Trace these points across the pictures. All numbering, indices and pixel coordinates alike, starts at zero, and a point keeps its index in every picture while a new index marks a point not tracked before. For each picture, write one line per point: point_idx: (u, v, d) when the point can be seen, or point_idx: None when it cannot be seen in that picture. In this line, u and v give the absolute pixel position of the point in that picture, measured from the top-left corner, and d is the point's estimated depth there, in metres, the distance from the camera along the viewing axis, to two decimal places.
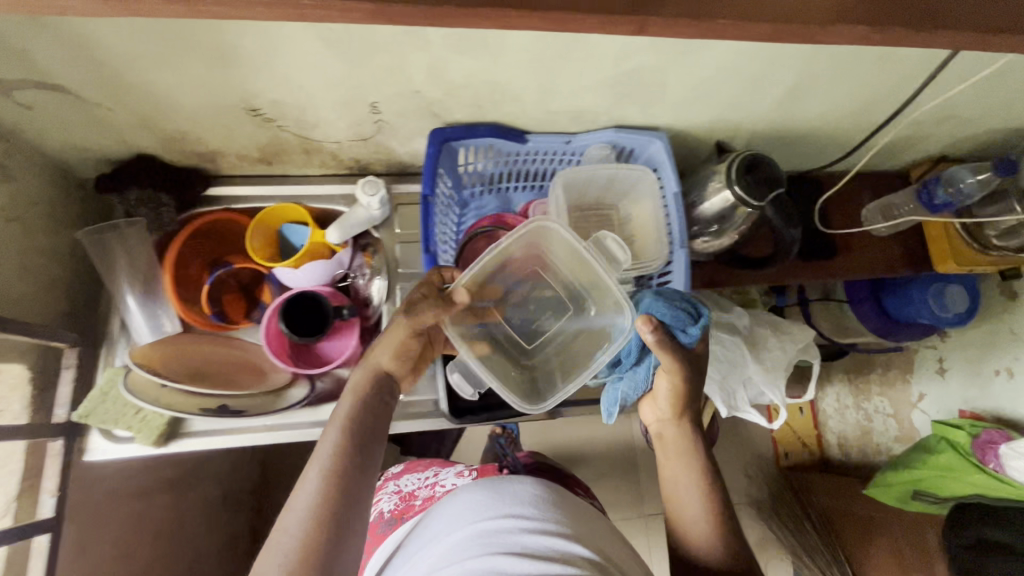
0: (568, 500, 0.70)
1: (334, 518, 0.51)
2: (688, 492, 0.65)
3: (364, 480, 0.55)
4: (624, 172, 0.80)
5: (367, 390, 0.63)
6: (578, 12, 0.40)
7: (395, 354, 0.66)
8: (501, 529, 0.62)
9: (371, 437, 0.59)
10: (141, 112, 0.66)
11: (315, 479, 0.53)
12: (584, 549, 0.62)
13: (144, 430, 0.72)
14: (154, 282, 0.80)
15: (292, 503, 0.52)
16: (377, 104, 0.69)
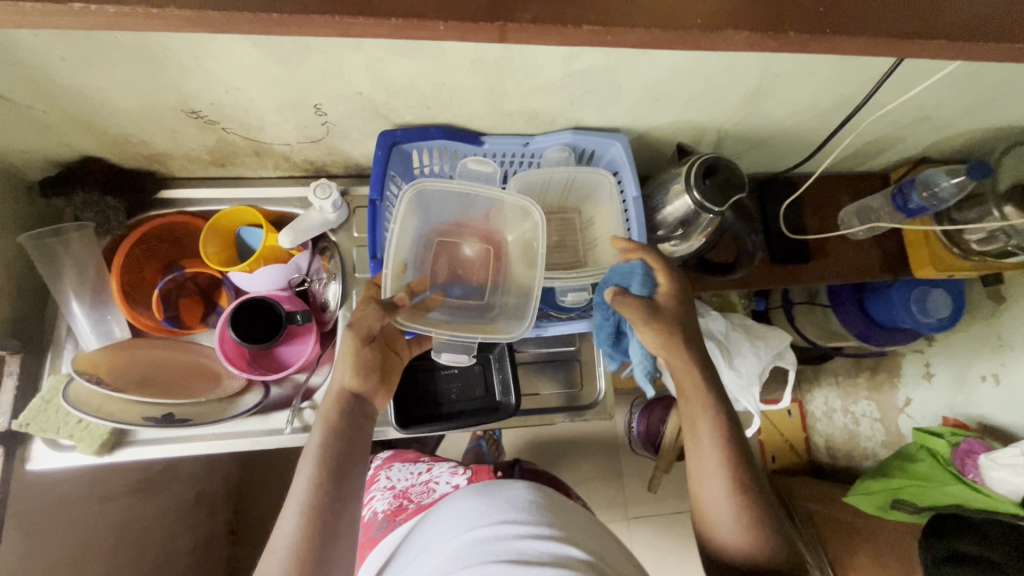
0: (561, 506, 0.72)
1: (310, 560, 0.52)
2: (713, 480, 0.61)
3: (340, 515, 0.56)
4: (582, 174, 0.79)
5: (336, 414, 0.62)
6: (480, 19, 0.36)
7: (355, 371, 0.64)
8: (502, 532, 0.64)
9: (344, 468, 0.58)
10: (76, 114, 0.65)
11: (290, 521, 0.54)
12: (578, 551, 0.63)
13: (86, 439, 0.71)
14: (102, 288, 0.79)
15: (273, 546, 0.54)
16: (321, 106, 0.67)
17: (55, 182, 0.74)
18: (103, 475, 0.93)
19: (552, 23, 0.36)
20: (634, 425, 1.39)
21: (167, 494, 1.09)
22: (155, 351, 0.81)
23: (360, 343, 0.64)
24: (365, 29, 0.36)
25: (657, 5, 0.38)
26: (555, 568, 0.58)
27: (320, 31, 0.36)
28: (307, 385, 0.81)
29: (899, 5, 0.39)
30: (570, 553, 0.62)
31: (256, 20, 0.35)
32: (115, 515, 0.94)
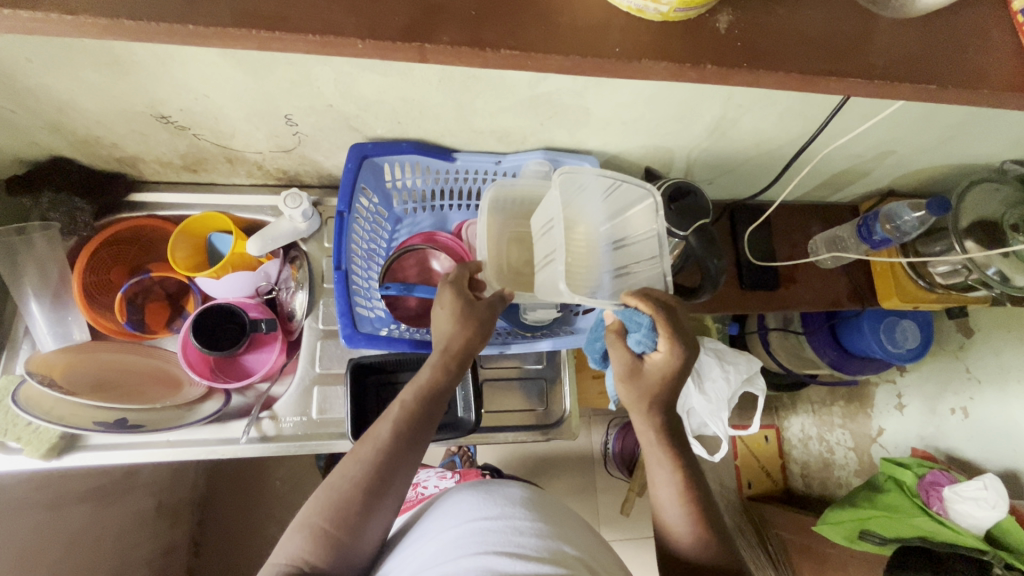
0: (551, 505, 0.71)
1: (386, 483, 0.56)
2: (667, 502, 0.59)
3: (420, 454, 0.59)
4: (629, 184, 0.68)
5: (455, 362, 0.63)
6: (421, 39, 0.36)
7: (482, 333, 0.64)
8: (498, 525, 0.63)
9: (434, 415, 0.61)
10: (43, 115, 0.65)
11: (379, 441, 0.57)
12: (572, 546, 0.62)
13: (34, 443, 0.69)
14: (64, 290, 0.79)
15: (357, 455, 0.57)
16: (292, 116, 0.68)
17: (23, 181, 0.74)
18: (57, 481, 0.91)
19: (469, 47, 0.37)
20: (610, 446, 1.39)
21: (126, 502, 1.07)
22: (115, 354, 0.80)
23: (492, 308, 0.65)
24: (283, 43, 0.35)
25: (602, 34, 0.39)
26: (553, 560, 0.58)
27: (241, 45, 0.36)
28: (268, 395, 0.81)
29: (826, 44, 0.40)
30: (567, 549, 0.61)
31: (171, 31, 0.35)
32: (67, 522, 0.92)
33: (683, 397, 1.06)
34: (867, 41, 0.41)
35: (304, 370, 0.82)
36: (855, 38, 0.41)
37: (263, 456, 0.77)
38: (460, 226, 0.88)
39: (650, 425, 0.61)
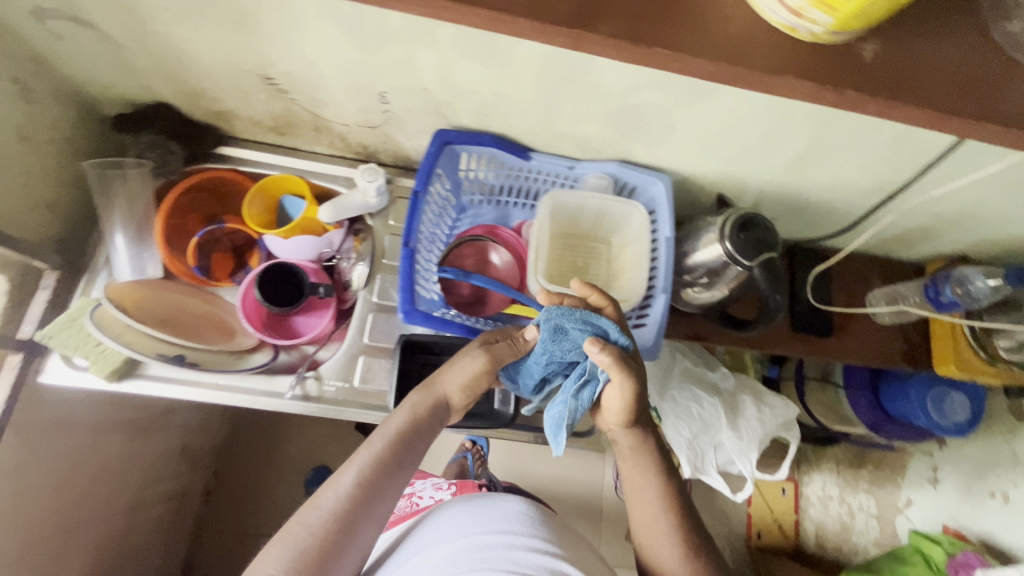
0: (553, 523, 0.72)
1: (346, 530, 0.58)
2: (657, 520, 0.68)
3: (385, 501, 0.62)
4: (619, 201, 0.78)
5: (424, 409, 0.69)
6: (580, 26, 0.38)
7: (465, 389, 0.69)
8: (492, 542, 0.65)
9: (404, 463, 0.65)
10: (161, 60, 0.69)
11: (344, 487, 0.60)
12: (569, 565, 0.65)
13: (99, 363, 0.72)
14: (148, 228, 0.82)
15: (319, 502, 0.60)
16: (386, 94, 0.71)
17: (129, 119, 0.80)
18: (102, 408, 0.95)
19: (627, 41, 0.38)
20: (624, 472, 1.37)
21: (158, 439, 1.13)
22: (178, 295, 0.84)
23: (484, 363, 0.68)
24: (430, 16, 0.37)
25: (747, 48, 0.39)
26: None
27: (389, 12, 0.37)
28: (314, 358, 0.84)
29: (954, 87, 0.40)
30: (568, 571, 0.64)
31: None
32: (103, 448, 0.97)
33: (713, 431, 1.04)
34: (995, 91, 0.40)
35: (352, 339, 0.83)
36: (982, 87, 0.40)
37: (303, 414, 0.79)
38: (522, 224, 0.89)
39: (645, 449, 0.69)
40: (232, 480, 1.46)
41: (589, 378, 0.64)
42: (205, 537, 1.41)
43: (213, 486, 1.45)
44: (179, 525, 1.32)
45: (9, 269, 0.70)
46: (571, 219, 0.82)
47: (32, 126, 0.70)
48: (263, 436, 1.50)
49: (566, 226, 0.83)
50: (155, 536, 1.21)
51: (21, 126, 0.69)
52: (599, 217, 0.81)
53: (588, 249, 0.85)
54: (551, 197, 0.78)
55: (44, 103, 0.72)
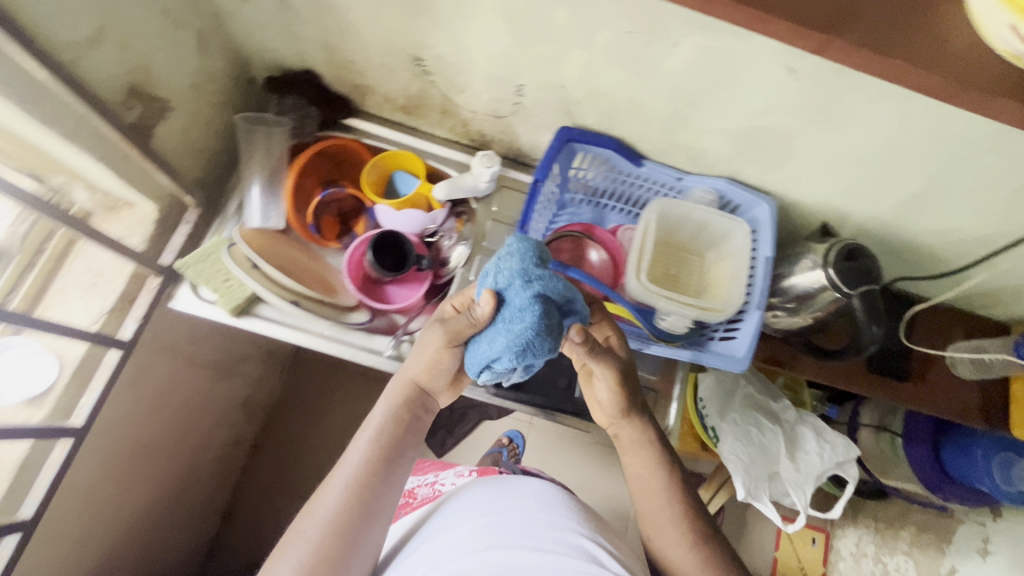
0: (577, 503, 0.76)
1: (342, 534, 0.61)
2: (665, 513, 0.73)
3: (381, 499, 0.64)
4: (725, 216, 0.81)
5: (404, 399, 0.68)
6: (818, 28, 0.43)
7: (430, 370, 0.66)
8: (512, 522, 0.68)
9: (390, 457, 0.65)
10: (326, 32, 0.76)
11: (337, 490, 0.62)
12: (591, 539, 0.68)
13: (226, 296, 0.78)
14: (278, 181, 0.88)
15: (315, 507, 0.62)
16: (523, 87, 0.76)
17: (277, 82, 0.87)
18: (198, 342, 1.03)
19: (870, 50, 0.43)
20: None
21: (229, 384, 1.22)
22: (290, 246, 0.88)
23: (442, 340, 0.64)
24: None
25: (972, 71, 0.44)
26: (567, 557, 0.65)
27: None
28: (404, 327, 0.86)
29: None
30: (594, 549, 0.67)
31: None
32: (192, 379, 1.04)
33: (769, 459, 1.05)
34: None
35: None
36: None
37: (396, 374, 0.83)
38: (617, 227, 0.93)
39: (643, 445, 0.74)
40: (278, 436, 1.52)
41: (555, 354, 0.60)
42: (247, 486, 1.47)
43: (261, 439, 1.51)
44: (228, 469, 1.39)
45: (162, 200, 0.77)
46: (674, 228, 0.85)
47: (202, 75, 0.78)
48: (313, 400, 1.55)
49: (668, 233, 0.86)
50: (209, 475, 1.28)
51: (195, 74, 0.76)
52: (701, 229, 0.85)
53: (685, 259, 0.88)
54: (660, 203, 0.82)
55: (214, 57, 0.79)
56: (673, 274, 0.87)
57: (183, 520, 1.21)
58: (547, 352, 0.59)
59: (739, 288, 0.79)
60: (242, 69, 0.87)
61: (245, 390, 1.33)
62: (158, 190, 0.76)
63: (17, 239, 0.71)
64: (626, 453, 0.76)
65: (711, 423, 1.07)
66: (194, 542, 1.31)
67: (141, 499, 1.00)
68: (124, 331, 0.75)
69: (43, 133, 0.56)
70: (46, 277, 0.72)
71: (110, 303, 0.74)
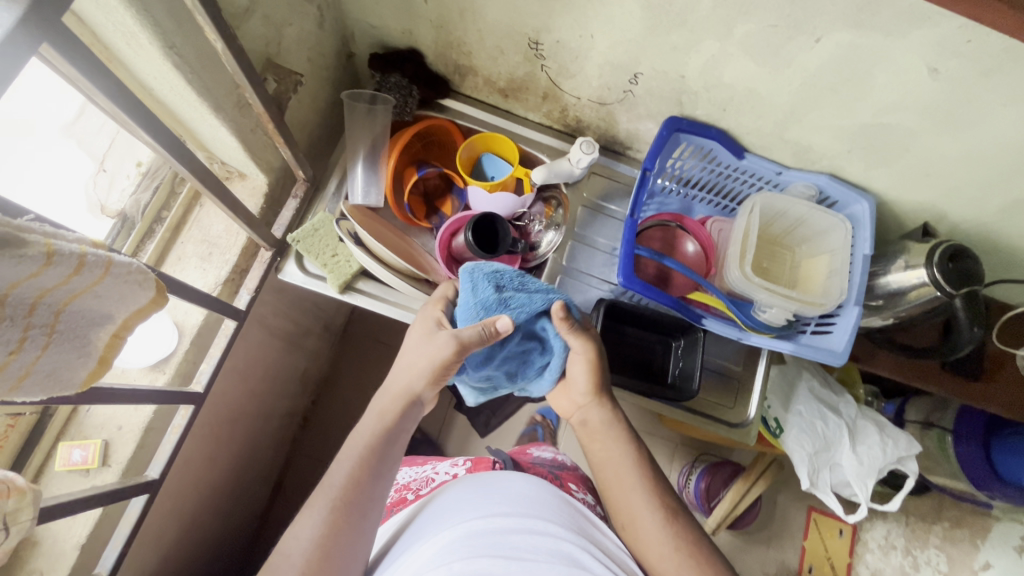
0: (561, 504, 0.70)
1: (330, 555, 0.59)
2: (638, 500, 0.71)
3: (367, 517, 0.63)
4: (825, 213, 0.82)
5: (393, 412, 0.70)
6: None
7: (431, 382, 0.71)
8: (491, 527, 0.62)
9: (377, 475, 0.65)
10: (446, 12, 0.76)
11: (320, 510, 0.61)
12: (575, 544, 0.62)
13: (335, 272, 0.79)
14: (377, 159, 0.88)
15: (298, 530, 0.61)
16: (639, 76, 0.76)
17: (382, 59, 0.87)
18: (277, 316, 1.04)
19: None
20: (692, 482, 1.48)
21: (296, 355, 1.24)
22: (389, 226, 0.89)
23: (450, 354, 0.69)
24: None
25: None
26: (550, 563, 0.58)
27: None
28: None
29: None
30: (581, 556, 0.61)
31: None
32: (268, 351, 1.06)
33: (833, 452, 1.07)
34: None
35: None
36: None
37: None
38: (706, 218, 0.93)
39: (615, 434, 0.77)
40: (327, 410, 1.54)
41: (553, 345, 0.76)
42: (297, 458, 1.49)
43: (310, 412, 1.53)
44: (282, 440, 1.41)
45: (273, 174, 0.78)
46: (773, 219, 0.87)
47: (318, 50, 0.78)
48: (361, 374, 1.57)
49: (765, 224, 0.88)
50: (269, 444, 1.31)
51: (312, 48, 0.77)
52: (796, 224, 0.86)
53: (775, 253, 0.90)
54: (767, 194, 0.83)
55: (327, 32, 0.80)
56: (765, 267, 0.89)
57: (245, 488, 1.23)
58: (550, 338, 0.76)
59: (842, 283, 0.80)
60: (345, 44, 0.87)
61: (306, 363, 1.35)
62: (271, 163, 0.76)
63: (140, 207, 0.72)
64: (593, 438, 0.78)
65: (775, 416, 1.10)
66: (251, 510, 1.34)
67: (221, 466, 1.02)
68: (239, 300, 0.76)
69: (200, 102, 0.57)
70: (166, 244, 0.74)
71: (225, 273, 0.75)
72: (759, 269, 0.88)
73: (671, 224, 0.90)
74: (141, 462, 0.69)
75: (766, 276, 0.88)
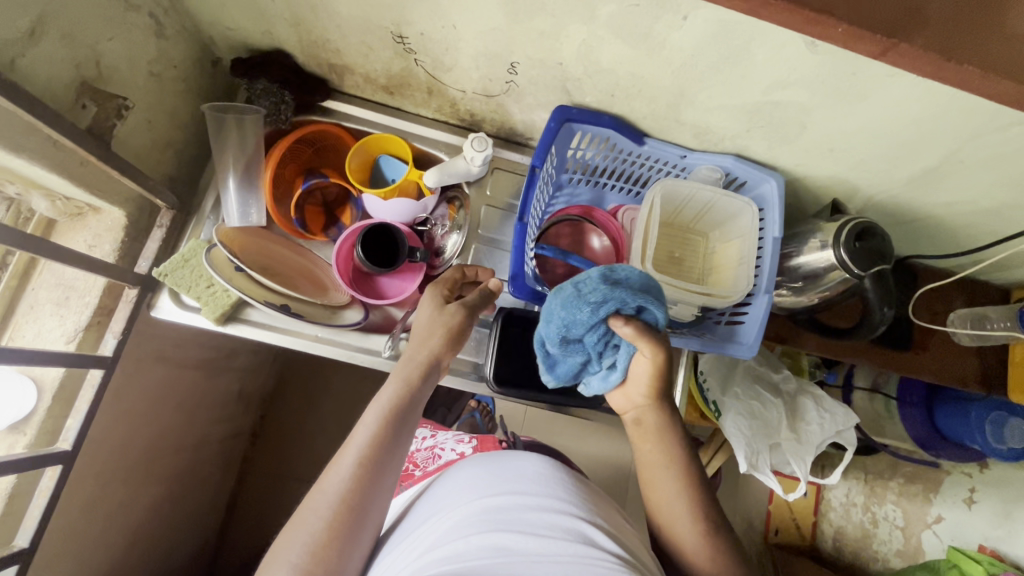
0: (577, 480, 0.64)
1: (356, 514, 0.55)
2: (680, 509, 0.65)
3: (387, 474, 0.59)
4: (728, 197, 0.78)
5: (418, 375, 0.66)
6: (832, 18, 0.39)
7: (447, 344, 0.69)
8: (506, 504, 0.56)
9: (402, 430, 0.61)
10: (297, 9, 0.68)
11: (346, 468, 0.57)
12: (592, 522, 0.57)
13: (209, 305, 0.74)
14: (254, 174, 0.82)
15: (324, 486, 0.57)
16: (516, 65, 0.70)
17: (247, 63, 0.79)
18: (187, 345, 0.99)
19: (881, 34, 0.40)
20: None
21: (222, 379, 1.19)
22: (276, 244, 0.83)
23: (463, 318, 0.70)
24: None
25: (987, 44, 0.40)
26: (566, 540, 0.53)
27: None
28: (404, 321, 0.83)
29: None
30: (594, 533, 0.55)
31: None
32: (184, 380, 1.01)
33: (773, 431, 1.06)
34: None
35: None
36: None
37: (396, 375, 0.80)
38: (618, 208, 0.89)
39: (666, 445, 0.67)
40: (276, 423, 1.50)
41: (618, 343, 0.65)
42: (248, 476, 1.46)
43: (260, 427, 1.49)
44: (228, 461, 1.37)
45: (129, 204, 0.72)
46: (682, 204, 0.82)
47: (160, 61, 0.70)
48: (309, 384, 1.52)
49: (673, 210, 0.83)
50: (210, 468, 1.27)
51: (153, 61, 0.69)
52: (704, 209, 0.82)
53: (688, 240, 0.85)
54: (692, 182, 0.78)
55: (172, 41, 0.72)
56: (681, 255, 0.85)
57: (187, 519, 1.20)
58: (619, 341, 0.65)
59: (746, 272, 0.77)
60: (205, 50, 0.79)
61: (240, 383, 1.29)
62: (122, 193, 0.70)
63: None
64: (646, 440, 0.68)
65: (713, 398, 1.07)
66: (202, 535, 1.31)
67: (142, 504, 0.98)
68: (106, 346, 0.70)
69: None
70: (14, 293, 0.69)
71: (85, 319, 0.69)
72: (670, 260, 0.84)
73: (576, 220, 0.85)
74: (8, 532, 0.64)
75: (679, 266, 0.84)
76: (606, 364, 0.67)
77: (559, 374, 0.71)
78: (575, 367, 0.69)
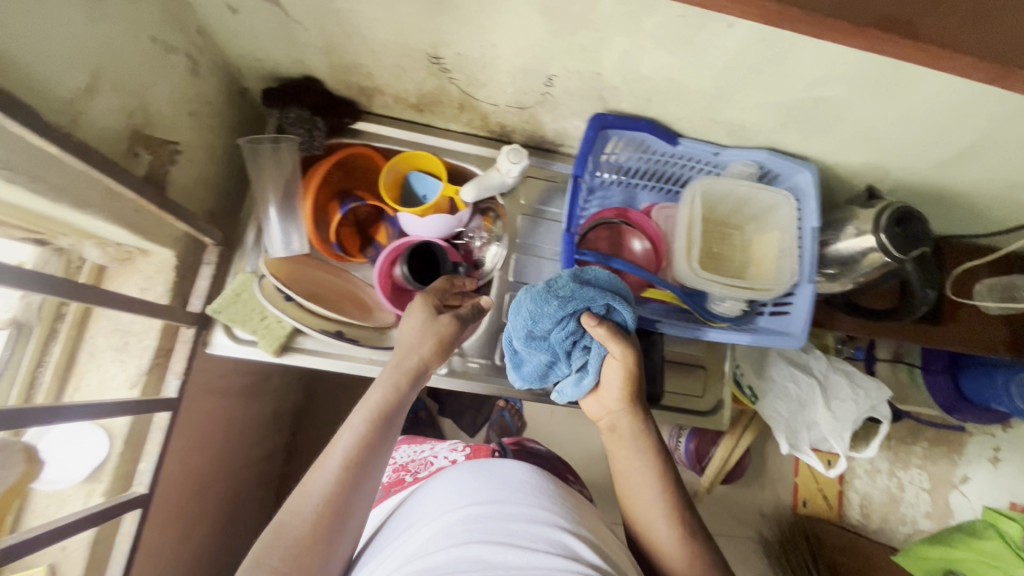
0: (560, 489, 0.65)
1: (339, 515, 0.55)
2: (655, 515, 0.65)
3: (371, 478, 0.58)
4: (766, 191, 0.80)
5: (406, 382, 0.65)
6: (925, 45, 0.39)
7: (438, 355, 0.69)
8: (488, 513, 0.57)
9: (389, 433, 0.61)
10: (332, 39, 0.68)
11: (330, 471, 0.57)
12: (570, 532, 0.57)
13: (266, 337, 0.74)
14: (293, 202, 0.82)
15: (308, 488, 0.56)
16: (554, 78, 0.70)
17: (277, 92, 0.77)
18: (228, 374, 0.99)
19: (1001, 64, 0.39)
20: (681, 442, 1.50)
21: (259, 402, 1.19)
22: (320, 270, 0.83)
23: (456, 327, 0.70)
24: None
25: None
26: (547, 553, 0.53)
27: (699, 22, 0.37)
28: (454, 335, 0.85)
29: None
30: (576, 544, 0.55)
31: None
32: (226, 408, 1.01)
33: (807, 411, 1.08)
34: None
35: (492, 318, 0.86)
36: None
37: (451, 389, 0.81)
38: (651, 206, 0.90)
39: (644, 453, 0.67)
40: (308, 438, 1.50)
41: (588, 344, 0.66)
42: (285, 493, 1.47)
43: (292, 443, 1.50)
44: (267, 481, 1.38)
45: (177, 244, 0.72)
46: (719, 200, 0.83)
47: (197, 99, 0.70)
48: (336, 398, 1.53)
49: (709, 206, 0.84)
50: (252, 490, 1.27)
51: (190, 101, 0.69)
52: (740, 203, 0.83)
53: (724, 235, 0.87)
54: (731, 180, 0.80)
55: (206, 78, 0.72)
56: (717, 249, 0.86)
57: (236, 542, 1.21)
58: (589, 342, 0.66)
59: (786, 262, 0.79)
60: (234, 82, 0.79)
61: (272, 403, 1.30)
62: (170, 234, 0.70)
63: (34, 309, 0.67)
64: (621, 448, 0.68)
65: (748, 383, 1.11)
66: None
67: (198, 534, 0.99)
68: (169, 386, 0.71)
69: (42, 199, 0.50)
70: (73, 342, 0.69)
71: (147, 363, 0.69)
72: (709, 255, 0.85)
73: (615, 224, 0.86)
74: None
75: (716, 261, 0.85)
76: (575, 366, 0.68)
77: (527, 374, 0.72)
78: (542, 367, 0.70)
